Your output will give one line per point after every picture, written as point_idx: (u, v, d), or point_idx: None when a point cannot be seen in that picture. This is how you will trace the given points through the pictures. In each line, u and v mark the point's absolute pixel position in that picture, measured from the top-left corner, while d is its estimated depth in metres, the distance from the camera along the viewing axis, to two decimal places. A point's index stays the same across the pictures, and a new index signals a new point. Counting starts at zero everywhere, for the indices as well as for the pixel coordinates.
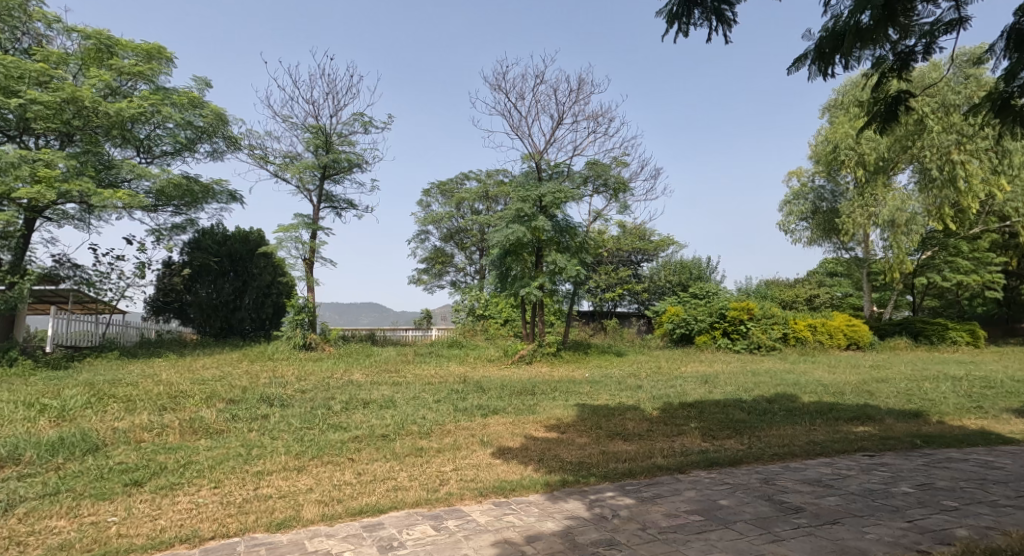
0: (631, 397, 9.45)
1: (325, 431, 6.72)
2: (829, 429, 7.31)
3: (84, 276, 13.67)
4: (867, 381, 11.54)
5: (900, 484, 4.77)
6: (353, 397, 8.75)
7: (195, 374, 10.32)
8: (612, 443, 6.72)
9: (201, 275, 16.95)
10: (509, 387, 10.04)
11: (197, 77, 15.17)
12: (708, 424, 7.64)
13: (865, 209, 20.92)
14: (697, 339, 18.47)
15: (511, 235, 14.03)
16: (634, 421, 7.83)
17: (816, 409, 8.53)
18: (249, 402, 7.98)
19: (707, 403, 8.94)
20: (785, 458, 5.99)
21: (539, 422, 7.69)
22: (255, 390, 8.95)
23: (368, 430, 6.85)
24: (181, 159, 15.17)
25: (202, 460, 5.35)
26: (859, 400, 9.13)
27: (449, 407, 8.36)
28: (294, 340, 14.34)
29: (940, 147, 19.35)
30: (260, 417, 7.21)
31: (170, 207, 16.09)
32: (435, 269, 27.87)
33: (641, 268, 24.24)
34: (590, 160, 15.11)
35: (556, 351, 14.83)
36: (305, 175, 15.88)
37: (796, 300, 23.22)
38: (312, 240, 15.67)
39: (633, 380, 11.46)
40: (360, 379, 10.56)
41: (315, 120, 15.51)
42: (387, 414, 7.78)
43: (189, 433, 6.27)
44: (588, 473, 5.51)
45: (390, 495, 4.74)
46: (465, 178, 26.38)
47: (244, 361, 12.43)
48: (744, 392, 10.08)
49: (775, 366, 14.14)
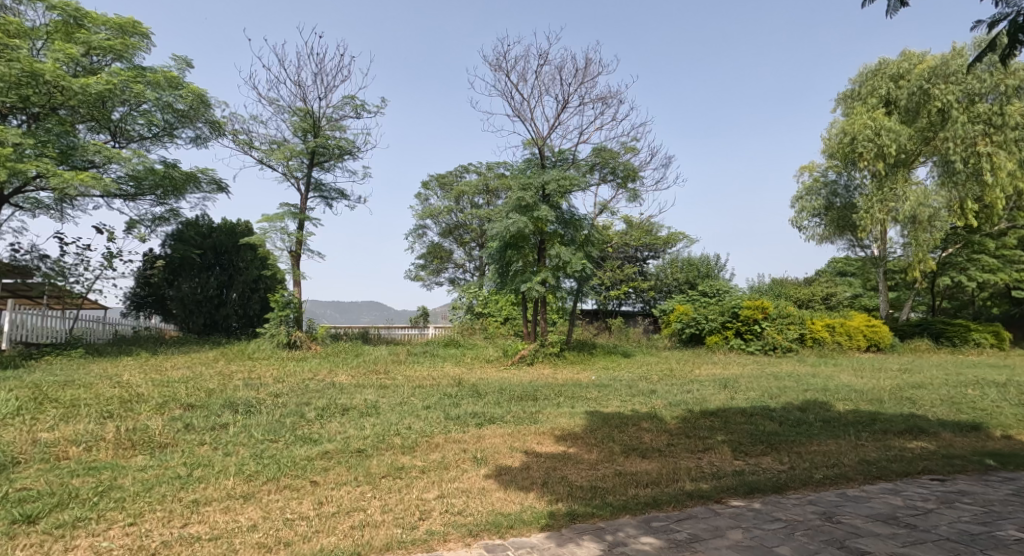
0: (645, 405, 8.40)
1: (290, 445, 5.68)
2: (879, 445, 6.30)
3: (51, 266, 12.68)
4: (902, 387, 10.51)
5: (1005, 525, 3.77)
6: (333, 403, 7.71)
7: (162, 375, 9.33)
8: (629, 461, 5.71)
9: (183, 269, 15.93)
10: (509, 391, 9.01)
11: (177, 56, 14.14)
12: (737, 438, 6.63)
13: (883, 204, 19.47)
14: (708, 339, 17.44)
15: (511, 226, 13.02)
16: (652, 433, 6.82)
17: (858, 420, 7.52)
18: (210, 409, 6.94)
19: (732, 413, 7.93)
20: (841, 485, 4.98)
21: (543, 434, 6.65)
22: (223, 394, 7.90)
23: (341, 444, 5.83)
24: (161, 144, 14.28)
25: (126, 486, 4.31)
26: (902, 409, 8.13)
27: (440, 415, 7.36)
28: (277, 338, 13.34)
29: (965, 138, 18.34)
30: (218, 427, 6.17)
31: (150, 195, 15.12)
32: (434, 265, 26.91)
33: (647, 264, 23.10)
34: (597, 146, 14.12)
35: (559, 352, 13.82)
36: (292, 162, 14.86)
37: (811, 299, 22.13)
38: (299, 231, 14.71)
39: (644, 384, 10.40)
40: (345, 382, 9.52)
41: (303, 103, 14.54)
42: (367, 423, 6.75)
43: (124, 448, 5.23)
44: (604, 501, 4.49)
45: (355, 536, 3.74)
46: (465, 171, 25.38)
47: (221, 360, 11.42)
48: (770, 399, 9.05)
49: (794, 369, 13.14)
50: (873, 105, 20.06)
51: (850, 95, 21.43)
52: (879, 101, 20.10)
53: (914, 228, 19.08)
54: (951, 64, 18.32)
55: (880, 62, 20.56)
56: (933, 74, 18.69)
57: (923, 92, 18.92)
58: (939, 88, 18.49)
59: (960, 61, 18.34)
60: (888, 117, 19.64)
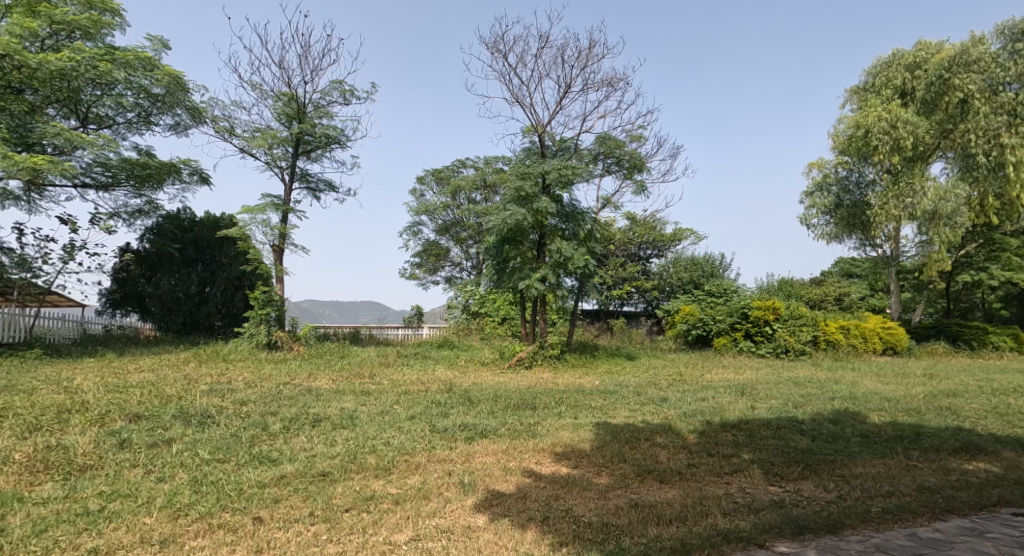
0: (657, 416, 7.46)
1: (241, 467, 4.72)
2: (936, 467, 5.42)
3: (11, 257, 11.73)
4: (936, 394, 9.62)
5: None
6: (304, 413, 6.77)
7: (120, 378, 8.34)
8: (646, 488, 4.79)
9: (161, 264, 14.95)
10: (504, 399, 8.08)
11: (152, 36, 13.19)
12: (767, 457, 5.73)
13: (899, 200, 18.46)
14: (715, 341, 16.52)
15: (509, 218, 12.15)
16: (668, 451, 5.90)
17: (900, 435, 6.64)
18: (159, 420, 5.94)
19: (755, 425, 7.02)
20: (907, 522, 4.12)
21: (542, 452, 5.72)
22: (180, 402, 6.93)
23: (304, 465, 4.88)
24: (136, 131, 13.40)
25: (13, 528, 3.40)
26: (948, 423, 7.23)
27: (424, 427, 6.44)
28: (257, 338, 12.45)
29: (987, 129, 17.44)
30: (161, 442, 5.18)
31: (126, 186, 14.18)
32: (429, 263, 26.00)
33: (651, 263, 22.11)
34: (601, 134, 13.20)
35: (560, 354, 12.93)
36: (276, 150, 13.99)
37: (823, 300, 21.25)
38: (282, 223, 13.81)
39: (654, 390, 9.46)
40: (324, 388, 8.60)
41: (288, 87, 13.64)
42: (338, 437, 5.82)
43: (35, 473, 4.31)
44: (619, 547, 3.60)
45: None
46: (461, 166, 24.49)
47: (192, 361, 10.44)
48: (795, 408, 8.15)
49: (812, 373, 12.20)
50: (888, 97, 19.07)
51: (863, 87, 20.44)
52: (894, 92, 19.09)
53: (934, 224, 17.94)
54: (972, 52, 17.32)
55: (894, 53, 19.61)
56: (952, 62, 17.68)
57: (942, 82, 17.93)
58: (960, 77, 17.49)
59: (981, 49, 17.39)
60: (904, 108, 18.68)
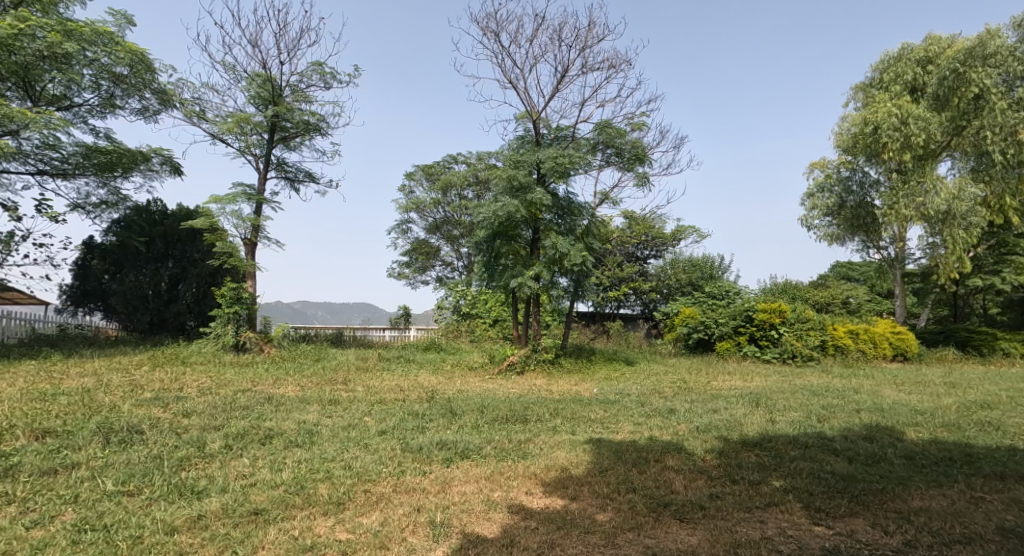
0: (666, 431, 6.50)
1: (153, 503, 3.74)
2: (1009, 501, 4.50)
3: None
4: (969, 406, 8.69)
5: None
6: (254, 428, 5.75)
7: (53, 384, 7.31)
8: (663, 530, 3.84)
9: (126, 260, 13.84)
10: (492, 410, 7.12)
11: (114, 11, 12.17)
12: (802, 484, 4.78)
13: (910, 199, 17.57)
14: (718, 345, 15.58)
15: (500, 211, 11.17)
16: (685, 477, 4.93)
17: (949, 455, 5.72)
18: (72, 438, 4.93)
19: (781, 443, 6.06)
20: None
21: (533, 478, 4.73)
22: (109, 414, 5.88)
23: (234, 498, 3.90)
24: (98, 113, 12.36)
25: None
26: (996, 441, 6.32)
27: (395, 445, 5.44)
28: (224, 339, 11.45)
29: (1003, 125, 16.60)
30: (61, 469, 4.17)
31: (88, 174, 13.12)
32: (419, 262, 25.01)
33: (648, 264, 21.16)
34: (600, 122, 12.32)
35: (554, 359, 11.94)
36: (250, 136, 13.01)
37: (829, 303, 20.43)
38: (255, 214, 12.79)
39: (659, 400, 8.50)
40: (288, 396, 7.57)
41: (263, 68, 12.67)
42: (288, 459, 4.82)
43: None
44: None
45: None
46: (453, 161, 23.51)
47: (146, 364, 9.43)
48: (820, 422, 7.21)
49: (825, 381, 11.29)
50: (898, 93, 18.47)
51: (869, 83, 19.71)
52: (904, 87, 18.51)
53: (947, 224, 17.04)
54: (990, 45, 16.42)
55: (903, 47, 18.89)
56: (968, 55, 16.79)
57: (956, 77, 17.00)
58: (976, 71, 16.63)
59: (998, 42, 16.54)
60: (914, 104, 17.94)
